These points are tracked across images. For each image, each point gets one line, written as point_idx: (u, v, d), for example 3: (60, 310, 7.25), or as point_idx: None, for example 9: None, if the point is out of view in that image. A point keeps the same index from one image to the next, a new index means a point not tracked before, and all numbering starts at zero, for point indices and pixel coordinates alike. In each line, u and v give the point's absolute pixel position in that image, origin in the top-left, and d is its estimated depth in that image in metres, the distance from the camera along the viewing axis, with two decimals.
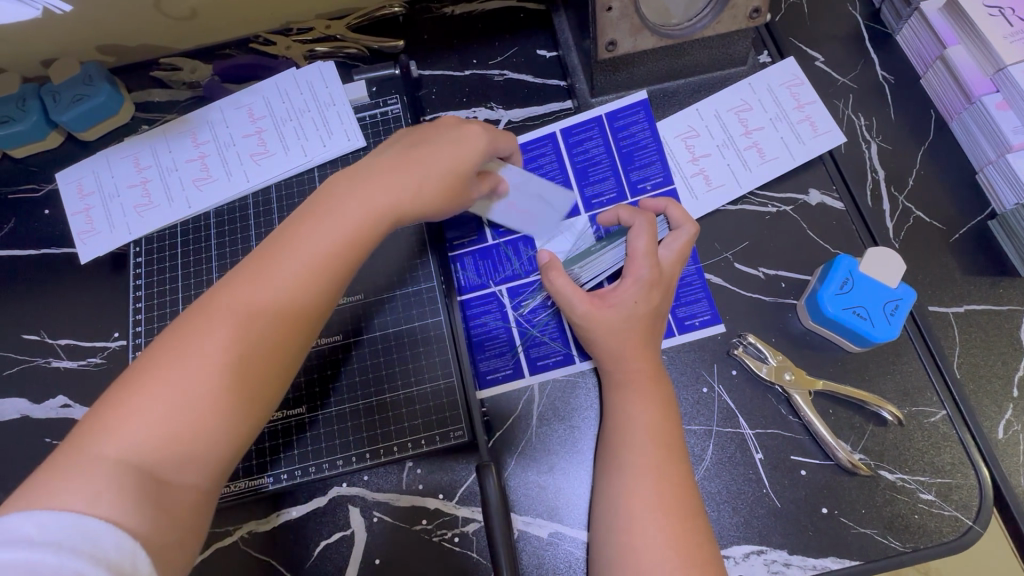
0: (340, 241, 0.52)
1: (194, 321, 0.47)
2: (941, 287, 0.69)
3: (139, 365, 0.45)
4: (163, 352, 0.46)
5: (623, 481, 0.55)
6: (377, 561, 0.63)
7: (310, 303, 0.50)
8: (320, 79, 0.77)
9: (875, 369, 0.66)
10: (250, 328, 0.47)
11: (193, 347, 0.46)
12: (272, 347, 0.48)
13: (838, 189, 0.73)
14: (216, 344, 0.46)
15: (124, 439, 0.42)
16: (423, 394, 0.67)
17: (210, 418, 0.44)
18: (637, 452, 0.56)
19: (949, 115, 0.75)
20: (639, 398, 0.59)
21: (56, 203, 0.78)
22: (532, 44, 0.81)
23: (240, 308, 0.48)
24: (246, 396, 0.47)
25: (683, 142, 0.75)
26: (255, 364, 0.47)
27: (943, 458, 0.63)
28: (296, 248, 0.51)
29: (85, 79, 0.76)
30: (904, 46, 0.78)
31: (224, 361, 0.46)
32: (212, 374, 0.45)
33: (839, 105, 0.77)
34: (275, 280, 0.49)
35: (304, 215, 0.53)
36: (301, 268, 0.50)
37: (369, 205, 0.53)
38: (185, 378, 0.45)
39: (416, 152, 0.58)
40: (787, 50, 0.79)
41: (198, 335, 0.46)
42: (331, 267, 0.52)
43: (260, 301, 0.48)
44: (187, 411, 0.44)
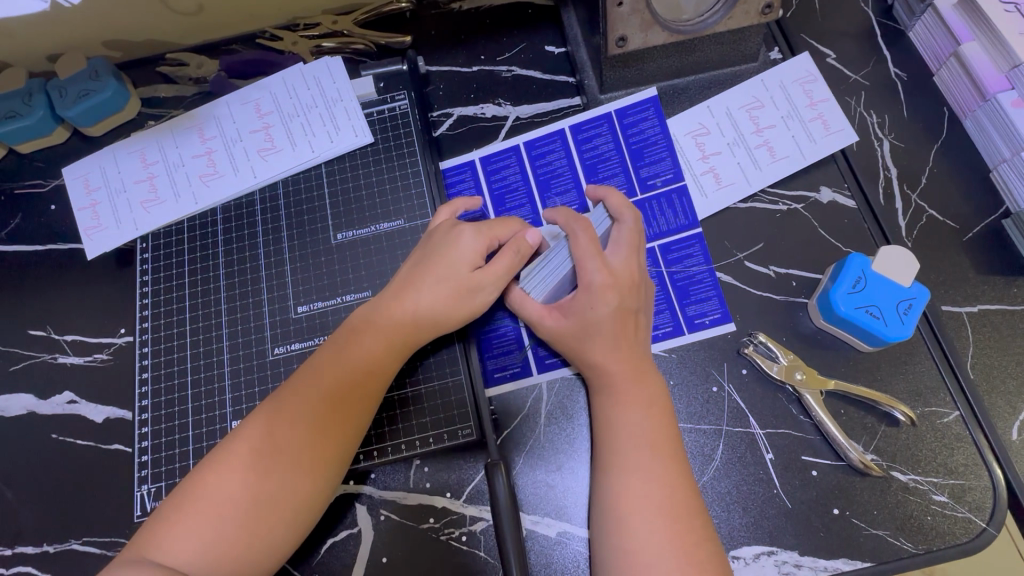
0: (369, 353, 0.60)
1: (237, 434, 0.55)
2: (954, 286, 0.68)
3: (194, 473, 0.54)
4: (212, 463, 0.54)
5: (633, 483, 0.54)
6: (383, 559, 0.63)
7: (340, 403, 0.58)
8: (328, 75, 0.76)
9: (887, 369, 0.65)
10: (289, 432, 0.55)
11: (243, 448, 0.55)
12: (312, 457, 0.55)
13: (850, 187, 0.72)
14: (259, 444, 0.55)
15: (191, 533, 0.51)
16: (432, 392, 0.67)
17: (254, 512, 0.53)
18: (646, 454, 0.55)
19: (962, 113, 0.74)
20: (645, 398, 0.58)
21: (62, 199, 0.78)
22: (540, 40, 0.80)
23: (280, 421, 0.56)
24: (292, 504, 0.54)
25: (693, 139, 0.74)
26: (295, 473, 0.54)
27: (957, 459, 0.62)
28: (323, 365, 0.59)
29: (91, 75, 0.76)
30: (917, 43, 0.78)
31: (268, 470, 0.54)
32: (257, 485, 0.53)
33: (851, 103, 0.76)
34: (310, 393, 0.57)
35: (347, 330, 0.62)
36: (333, 382, 0.58)
37: (399, 315, 0.62)
38: (233, 489, 0.53)
39: (435, 253, 0.63)
40: (798, 47, 0.78)
41: (241, 447, 0.54)
42: (362, 379, 0.59)
43: (296, 415, 0.56)
44: (237, 519, 0.52)
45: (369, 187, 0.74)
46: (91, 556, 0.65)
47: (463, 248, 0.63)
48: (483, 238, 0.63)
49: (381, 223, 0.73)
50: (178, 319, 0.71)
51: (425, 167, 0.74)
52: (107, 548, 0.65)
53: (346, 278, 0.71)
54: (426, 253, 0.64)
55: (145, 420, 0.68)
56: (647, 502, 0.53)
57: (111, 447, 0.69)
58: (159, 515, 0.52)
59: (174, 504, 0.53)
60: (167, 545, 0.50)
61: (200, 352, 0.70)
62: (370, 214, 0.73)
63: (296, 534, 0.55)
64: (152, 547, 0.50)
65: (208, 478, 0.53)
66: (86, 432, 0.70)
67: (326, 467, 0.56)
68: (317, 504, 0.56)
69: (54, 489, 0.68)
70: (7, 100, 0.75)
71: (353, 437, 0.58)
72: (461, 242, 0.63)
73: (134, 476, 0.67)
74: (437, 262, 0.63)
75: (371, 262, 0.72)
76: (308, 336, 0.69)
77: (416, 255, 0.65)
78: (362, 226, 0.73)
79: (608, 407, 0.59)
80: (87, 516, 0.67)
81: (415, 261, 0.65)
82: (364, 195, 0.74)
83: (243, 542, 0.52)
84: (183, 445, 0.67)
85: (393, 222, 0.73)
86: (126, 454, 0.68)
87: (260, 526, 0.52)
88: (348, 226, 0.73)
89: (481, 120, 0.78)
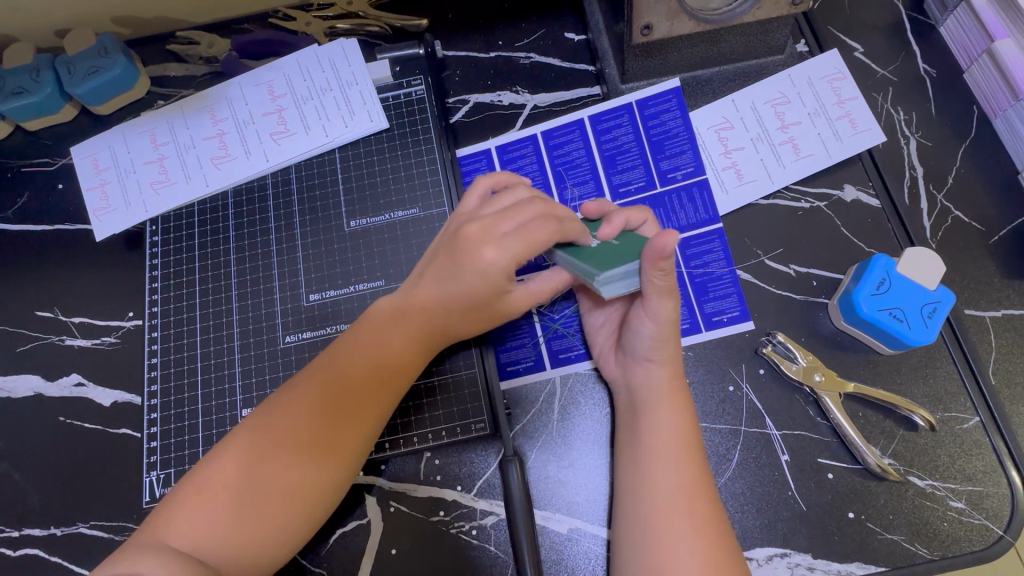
0: (397, 342, 0.58)
1: (248, 416, 0.55)
2: (978, 289, 0.67)
3: (207, 455, 0.54)
4: (223, 443, 0.54)
5: (648, 494, 0.55)
6: (392, 551, 0.62)
7: (365, 386, 0.56)
8: (343, 57, 0.75)
9: (908, 373, 0.64)
10: (299, 415, 0.54)
11: (248, 434, 0.53)
12: (321, 445, 0.54)
13: (874, 186, 0.70)
14: (264, 427, 0.54)
15: (189, 528, 0.50)
16: (444, 385, 0.65)
17: (264, 493, 0.52)
18: (661, 469, 0.55)
19: (993, 112, 0.72)
20: (658, 414, 0.58)
21: (70, 177, 0.77)
22: (560, 26, 0.78)
23: (290, 404, 0.54)
24: (299, 488, 0.53)
25: (716, 133, 0.73)
26: (301, 454, 0.53)
27: (975, 466, 0.61)
28: (339, 351, 0.57)
29: (100, 51, 0.74)
30: (947, 39, 0.76)
31: (277, 449, 0.53)
32: (266, 462, 0.52)
33: (878, 99, 0.74)
34: (321, 369, 0.56)
35: (377, 317, 0.59)
36: (348, 368, 0.56)
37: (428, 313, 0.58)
38: (241, 468, 0.52)
39: (457, 273, 0.57)
40: (825, 40, 0.76)
41: (252, 425, 0.54)
42: (386, 368, 0.57)
43: (303, 395, 0.55)
44: (245, 499, 0.51)
45: (383, 174, 0.73)
46: (99, 539, 0.65)
47: (490, 262, 0.55)
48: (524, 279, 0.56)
49: (395, 211, 0.72)
50: (188, 303, 0.70)
51: (441, 155, 0.73)
52: (117, 533, 0.65)
53: (359, 266, 0.70)
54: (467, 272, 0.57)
55: (154, 406, 0.67)
56: (679, 520, 0.53)
57: (119, 431, 0.68)
58: (171, 496, 0.52)
59: (184, 485, 0.52)
60: (176, 525, 0.50)
61: (210, 338, 0.69)
62: (384, 202, 0.72)
63: (313, 515, 0.54)
64: (164, 526, 0.50)
65: (219, 460, 0.53)
66: (94, 416, 0.69)
67: (335, 454, 0.54)
68: (329, 491, 0.55)
69: (62, 471, 0.67)
70: (15, 76, 0.74)
71: (372, 421, 0.56)
72: (494, 265, 0.55)
73: (143, 462, 0.66)
74: (493, 294, 0.57)
75: (384, 251, 0.70)
76: (319, 325, 0.68)
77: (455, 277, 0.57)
78: (377, 213, 0.72)
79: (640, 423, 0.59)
80: (95, 501, 0.66)
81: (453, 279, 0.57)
82: (379, 181, 0.73)
83: (250, 526, 0.51)
84: (192, 432, 0.66)
85: (408, 210, 0.71)
86: (135, 438, 0.68)
87: (266, 510, 0.52)
88: (361, 214, 0.72)
89: (498, 107, 0.76)
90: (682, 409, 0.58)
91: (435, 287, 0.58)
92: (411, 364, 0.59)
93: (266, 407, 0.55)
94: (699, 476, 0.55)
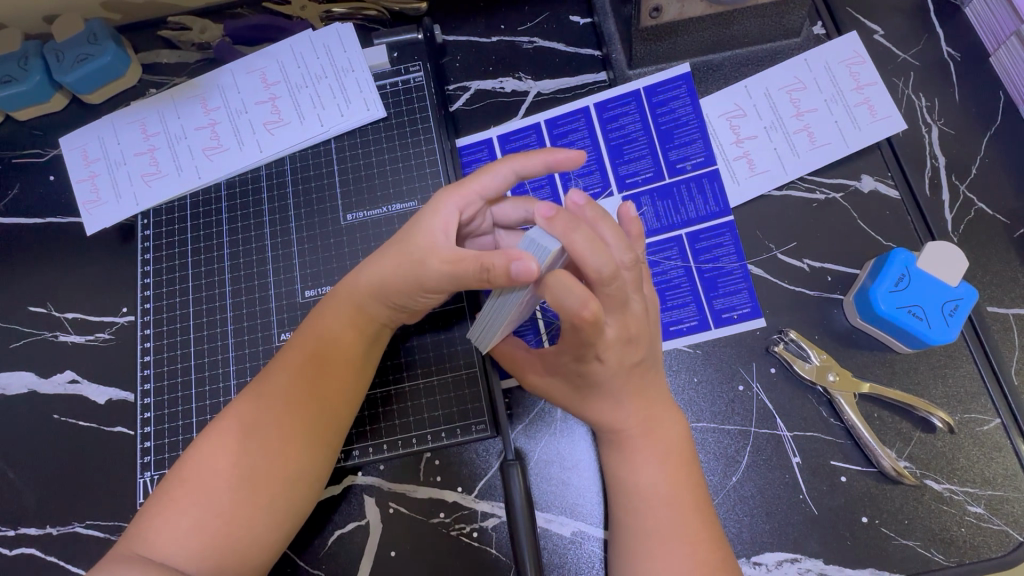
0: (348, 325, 0.57)
1: (217, 419, 0.53)
2: (1001, 285, 0.64)
3: (180, 460, 0.52)
4: (196, 447, 0.52)
5: (640, 527, 0.52)
6: (391, 553, 0.61)
7: (329, 369, 0.56)
8: (338, 43, 0.72)
9: (926, 372, 0.62)
10: (267, 407, 0.53)
11: (220, 431, 0.52)
12: (295, 436, 0.53)
13: (893, 176, 0.67)
14: (236, 422, 0.52)
15: (170, 537, 0.48)
16: (445, 383, 0.64)
17: (242, 491, 0.50)
18: (653, 505, 0.52)
19: (1020, 98, 0.69)
20: (645, 446, 0.54)
21: (61, 169, 0.75)
22: (565, 9, 0.75)
23: (260, 397, 0.53)
24: (280, 485, 0.51)
25: (727, 121, 0.70)
26: (277, 453, 0.52)
27: (995, 469, 0.59)
28: (302, 341, 0.56)
29: (89, 38, 0.71)
30: (973, 21, 0.72)
31: (253, 452, 0.51)
32: (242, 464, 0.51)
33: (899, 84, 0.70)
34: (291, 365, 0.55)
35: (331, 304, 0.58)
36: (313, 355, 0.55)
37: (362, 290, 0.57)
38: (216, 472, 0.50)
39: (400, 237, 0.55)
40: (843, 22, 0.72)
41: (223, 429, 0.52)
42: (344, 353, 0.57)
43: (276, 394, 0.53)
44: (223, 503, 0.49)
45: (380, 165, 0.70)
46: (94, 540, 0.64)
47: (442, 219, 0.53)
48: (449, 269, 0.51)
49: (392, 203, 0.69)
50: (180, 300, 0.69)
51: (440, 145, 0.70)
52: (112, 533, 0.64)
53: (355, 261, 0.68)
54: (409, 248, 0.54)
55: (147, 405, 0.66)
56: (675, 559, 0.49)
57: (113, 429, 0.67)
58: (146, 508, 0.50)
59: (162, 493, 0.50)
60: (153, 537, 0.48)
61: (204, 335, 0.67)
62: (381, 195, 0.70)
63: (299, 508, 0.53)
64: (140, 541, 0.48)
65: (194, 463, 0.51)
66: (89, 414, 0.68)
67: (313, 446, 0.54)
68: (309, 484, 0.53)
69: (56, 470, 0.66)
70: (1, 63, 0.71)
71: (340, 405, 0.56)
72: (447, 216, 0.53)
73: (137, 462, 0.65)
74: (411, 269, 0.54)
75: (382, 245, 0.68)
76: None
77: (393, 252, 0.55)
78: (374, 206, 0.69)
79: (629, 456, 0.54)
80: (89, 500, 0.65)
81: (390, 252, 0.55)
82: (376, 173, 0.70)
83: (232, 527, 0.49)
84: (187, 431, 0.65)
85: (406, 203, 0.69)
86: (129, 436, 0.67)
87: (247, 512, 0.50)
88: (358, 206, 0.69)
89: (500, 94, 0.73)
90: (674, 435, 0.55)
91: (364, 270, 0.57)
92: (359, 345, 0.58)
93: (234, 403, 0.54)
94: (693, 508, 0.52)
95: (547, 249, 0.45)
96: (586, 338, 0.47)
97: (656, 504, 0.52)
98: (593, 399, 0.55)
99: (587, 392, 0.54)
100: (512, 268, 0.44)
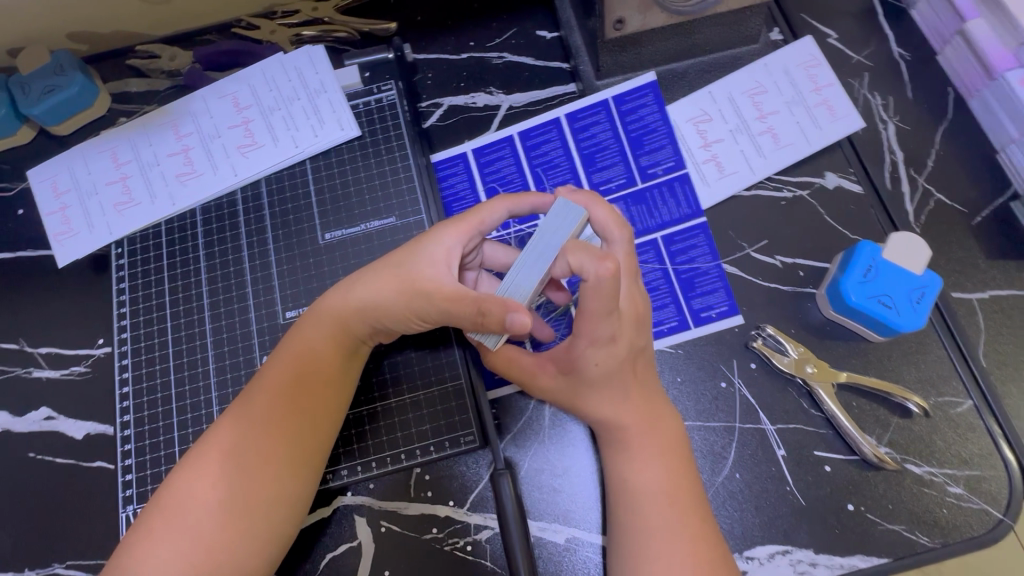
0: (330, 343, 0.57)
1: (197, 444, 0.52)
2: (964, 272, 0.66)
3: (160, 488, 0.51)
4: (176, 475, 0.51)
5: (641, 530, 0.52)
6: (385, 573, 0.60)
7: (311, 390, 0.55)
8: (310, 65, 0.72)
9: (899, 359, 0.63)
10: (248, 430, 0.52)
11: (201, 457, 0.51)
12: (277, 458, 0.52)
13: (856, 172, 0.70)
14: (216, 447, 0.51)
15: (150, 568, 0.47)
16: (431, 397, 0.64)
17: (224, 518, 0.49)
18: (653, 506, 0.52)
19: (968, 92, 0.72)
20: (642, 447, 0.55)
21: (30, 202, 0.73)
22: (532, 24, 0.76)
23: (240, 421, 0.53)
24: (263, 509, 0.51)
25: (694, 126, 0.72)
26: (259, 476, 0.51)
27: (971, 450, 0.61)
28: (283, 361, 0.56)
29: (56, 70, 0.71)
30: (920, 22, 0.75)
31: (235, 476, 0.51)
32: (223, 489, 0.50)
33: (854, 85, 0.74)
34: (272, 386, 0.54)
35: (312, 323, 0.58)
36: (294, 376, 0.55)
37: (350, 311, 0.57)
38: (197, 499, 0.49)
39: (398, 263, 0.57)
40: (798, 27, 0.75)
41: (203, 453, 0.51)
42: (326, 372, 0.56)
43: (256, 416, 0.53)
44: (203, 532, 0.48)
45: (356, 183, 0.71)
46: None
47: (442, 250, 0.56)
48: (449, 304, 0.54)
49: (371, 220, 0.69)
50: (158, 328, 0.68)
51: (416, 160, 0.71)
52: (93, 572, 0.62)
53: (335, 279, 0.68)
54: (409, 270, 0.56)
55: (127, 437, 0.65)
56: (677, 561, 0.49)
57: (92, 464, 0.65)
58: (125, 539, 0.49)
59: (142, 524, 0.49)
60: (134, 569, 0.47)
61: (183, 361, 0.66)
62: (358, 212, 0.70)
63: (284, 531, 0.52)
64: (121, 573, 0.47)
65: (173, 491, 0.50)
66: (66, 451, 0.66)
67: (296, 468, 0.53)
68: (293, 508, 0.53)
69: (33, 510, 0.64)
70: None
71: (323, 425, 0.56)
72: (450, 247, 0.56)
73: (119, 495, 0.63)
74: (412, 297, 0.55)
75: (362, 262, 0.68)
76: None
77: (392, 278, 0.56)
78: (352, 224, 0.70)
79: (626, 457, 0.55)
80: (70, 539, 0.63)
81: (385, 274, 0.57)
82: (353, 191, 0.70)
83: (213, 555, 0.48)
84: (169, 461, 0.64)
85: (383, 219, 0.69)
86: (110, 471, 0.65)
87: (229, 539, 0.49)
88: (336, 225, 0.70)
89: (472, 109, 0.74)
90: (668, 434, 0.55)
91: (351, 291, 0.57)
92: (342, 364, 0.58)
93: (215, 427, 0.53)
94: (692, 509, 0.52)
95: (577, 213, 0.51)
96: (609, 302, 0.50)
97: (656, 505, 0.52)
98: (595, 393, 0.56)
99: (590, 386, 0.56)
100: (509, 316, 0.49)
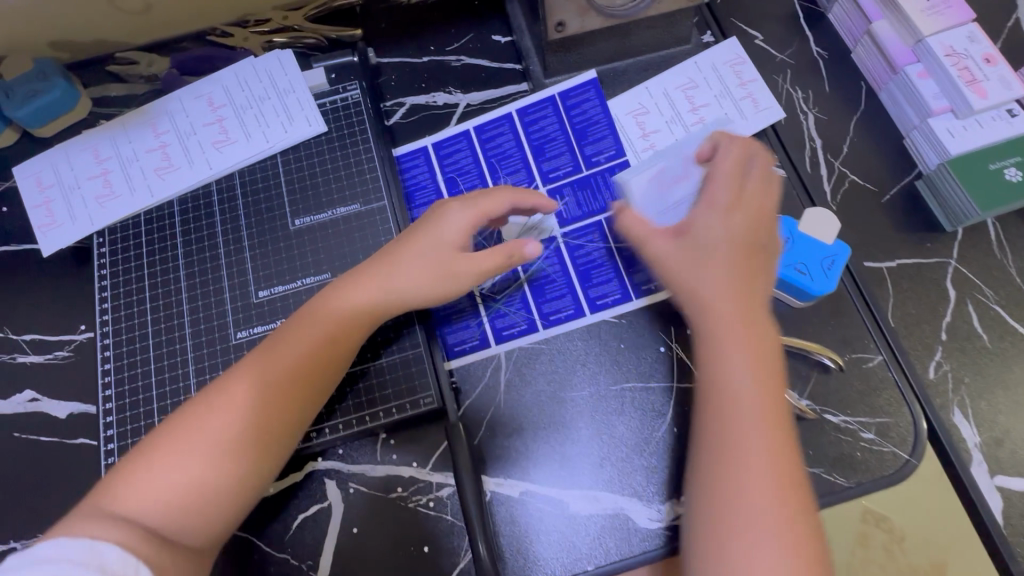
0: (342, 321, 0.62)
1: (201, 392, 0.56)
2: (875, 243, 0.74)
3: (160, 427, 0.54)
4: (177, 416, 0.55)
5: (739, 426, 0.49)
6: (354, 529, 0.65)
7: (316, 365, 0.60)
8: (279, 67, 0.78)
9: (817, 322, 0.71)
10: (253, 391, 0.56)
11: (204, 405, 0.55)
12: (272, 425, 0.56)
13: (779, 158, 0.77)
14: (218, 398, 0.55)
15: (134, 499, 0.50)
16: (393, 364, 0.69)
17: (212, 468, 0.53)
18: (749, 398, 0.50)
19: (878, 85, 0.80)
20: (737, 339, 0.53)
21: (14, 199, 0.78)
22: (488, 29, 0.83)
23: (248, 380, 0.57)
24: (248, 469, 0.55)
25: (634, 118, 0.79)
26: (253, 439, 0.55)
27: (882, 400, 0.68)
28: (297, 331, 0.60)
29: (39, 76, 0.76)
30: (836, 25, 0.83)
31: (228, 444, 0.54)
32: (217, 442, 0.53)
33: (778, 80, 0.81)
34: (282, 355, 0.59)
35: (327, 295, 0.63)
36: (305, 349, 0.59)
37: (371, 289, 0.63)
38: (192, 446, 0.53)
39: (421, 239, 0.64)
40: (727, 30, 0.83)
41: (206, 402, 0.55)
42: (334, 348, 0.61)
43: (262, 379, 0.57)
44: (192, 476, 0.52)
45: (324, 174, 0.76)
46: None
47: (455, 228, 0.64)
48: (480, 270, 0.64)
49: (337, 207, 0.75)
50: (139, 311, 0.72)
51: (378, 152, 0.77)
52: None
53: (305, 262, 0.73)
54: (431, 251, 0.63)
55: (109, 412, 0.69)
56: (762, 465, 0.48)
57: (75, 441, 0.69)
58: (115, 466, 0.52)
59: (134, 454, 0.53)
60: (120, 496, 0.50)
61: (162, 341, 0.71)
62: (326, 200, 0.75)
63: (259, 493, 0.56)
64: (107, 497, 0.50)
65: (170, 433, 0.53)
66: (50, 429, 0.70)
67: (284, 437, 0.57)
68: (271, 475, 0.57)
69: (19, 485, 0.68)
70: None
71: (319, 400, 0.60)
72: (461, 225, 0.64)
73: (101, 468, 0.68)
74: (439, 275, 0.64)
75: (329, 246, 0.74)
76: (269, 319, 0.71)
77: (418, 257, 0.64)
78: (320, 211, 0.75)
79: (715, 341, 0.53)
80: (53, 510, 0.67)
81: (405, 254, 0.64)
82: (320, 181, 0.76)
83: (193, 502, 0.52)
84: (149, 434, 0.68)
85: (349, 206, 0.75)
86: (92, 446, 0.69)
87: (210, 490, 0.53)
88: (304, 213, 0.75)
89: (432, 107, 0.81)
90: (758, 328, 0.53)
91: (369, 271, 0.63)
92: (351, 345, 0.62)
93: (224, 381, 0.57)
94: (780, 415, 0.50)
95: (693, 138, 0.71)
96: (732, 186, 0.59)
97: (748, 402, 0.50)
98: (706, 265, 0.56)
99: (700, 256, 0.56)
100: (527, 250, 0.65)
